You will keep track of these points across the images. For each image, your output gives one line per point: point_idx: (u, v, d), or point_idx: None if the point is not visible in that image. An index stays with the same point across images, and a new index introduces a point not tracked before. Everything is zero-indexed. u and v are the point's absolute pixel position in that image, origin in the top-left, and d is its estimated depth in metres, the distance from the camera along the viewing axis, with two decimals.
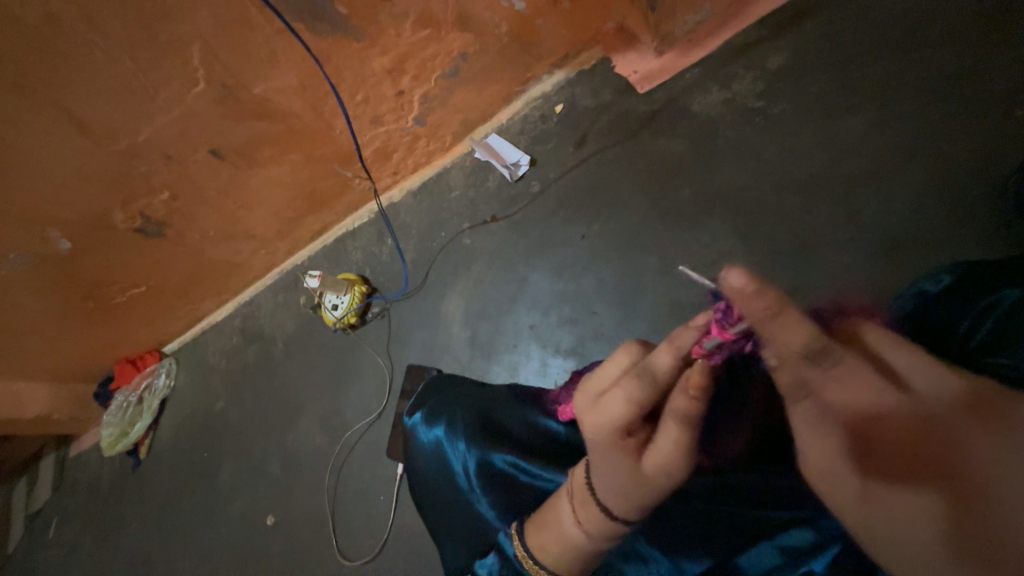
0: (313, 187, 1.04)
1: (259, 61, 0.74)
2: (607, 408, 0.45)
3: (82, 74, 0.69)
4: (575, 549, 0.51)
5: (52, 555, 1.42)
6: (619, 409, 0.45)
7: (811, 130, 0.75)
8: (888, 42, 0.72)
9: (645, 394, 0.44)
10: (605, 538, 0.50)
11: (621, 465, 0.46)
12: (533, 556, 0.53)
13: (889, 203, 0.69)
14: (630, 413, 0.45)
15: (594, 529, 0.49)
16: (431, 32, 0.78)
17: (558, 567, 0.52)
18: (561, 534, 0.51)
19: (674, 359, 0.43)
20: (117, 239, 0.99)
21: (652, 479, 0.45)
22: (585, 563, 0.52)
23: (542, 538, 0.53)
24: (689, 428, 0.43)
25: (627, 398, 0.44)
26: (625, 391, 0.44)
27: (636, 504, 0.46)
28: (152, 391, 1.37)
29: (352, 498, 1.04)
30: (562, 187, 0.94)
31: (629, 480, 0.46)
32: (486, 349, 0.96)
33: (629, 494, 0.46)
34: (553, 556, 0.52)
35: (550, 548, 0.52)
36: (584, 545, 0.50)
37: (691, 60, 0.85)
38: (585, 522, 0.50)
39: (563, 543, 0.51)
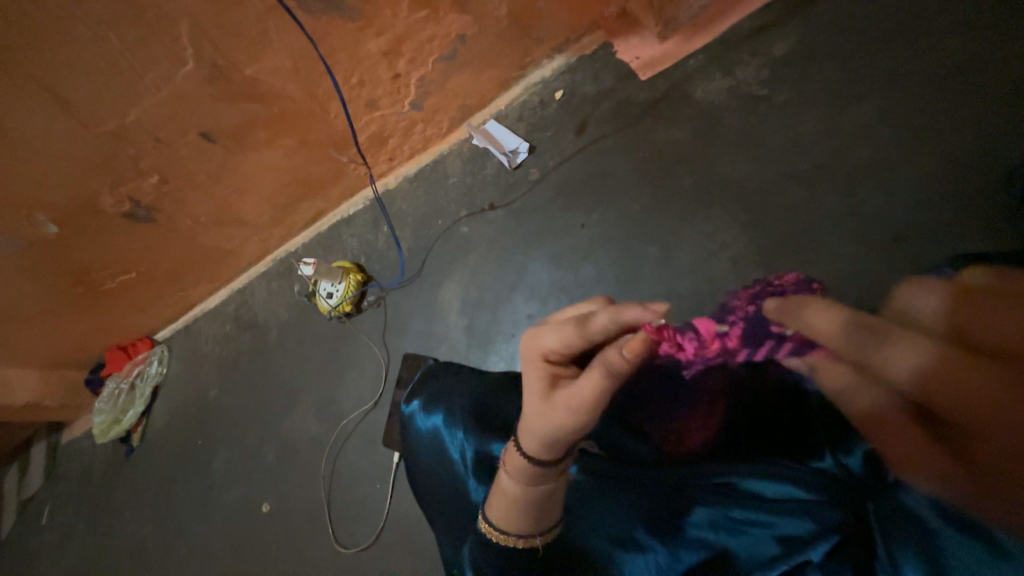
0: (308, 173, 1.02)
1: (250, 40, 0.72)
2: (543, 336, 0.50)
3: (66, 51, 0.66)
4: (510, 500, 0.53)
5: (46, 542, 1.42)
6: (553, 338, 0.49)
7: (815, 120, 0.74)
8: (895, 30, 0.71)
9: (575, 334, 0.47)
10: (521, 479, 0.52)
11: (533, 398, 0.49)
12: (488, 517, 0.56)
13: (890, 198, 0.68)
14: (558, 346, 0.49)
15: (512, 470, 0.52)
16: (428, 12, 0.76)
17: (500, 525, 0.54)
18: (501, 485, 0.54)
19: (609, 321, 0.44)
20: (106, 224, 0.97)
21: (553, 412, 0.47)
22: (522, 524, 0.54)
23: (492, 494, 0.56)
24: (608, 380, 0.44)
25: (561, 333, 0.48)
26: (562, 330, 0.49)
27: (539, 438, 0.49)
28: (144, 379, 1.36)
29: (348, 486, 1.04)
30: (562, 175, 0.92)
31: (535, 411, 0.49)
32: (482, 338, 0.95)
33: (532, 425, 0.49)
34: (498, 512, 0.54)
35: (497, 506, 0.55)
36: (513, 494, 0.53)
37: (694, 46, 0.83)
38: (508, 465, 0.53)
39: (499, 494, 0.54)
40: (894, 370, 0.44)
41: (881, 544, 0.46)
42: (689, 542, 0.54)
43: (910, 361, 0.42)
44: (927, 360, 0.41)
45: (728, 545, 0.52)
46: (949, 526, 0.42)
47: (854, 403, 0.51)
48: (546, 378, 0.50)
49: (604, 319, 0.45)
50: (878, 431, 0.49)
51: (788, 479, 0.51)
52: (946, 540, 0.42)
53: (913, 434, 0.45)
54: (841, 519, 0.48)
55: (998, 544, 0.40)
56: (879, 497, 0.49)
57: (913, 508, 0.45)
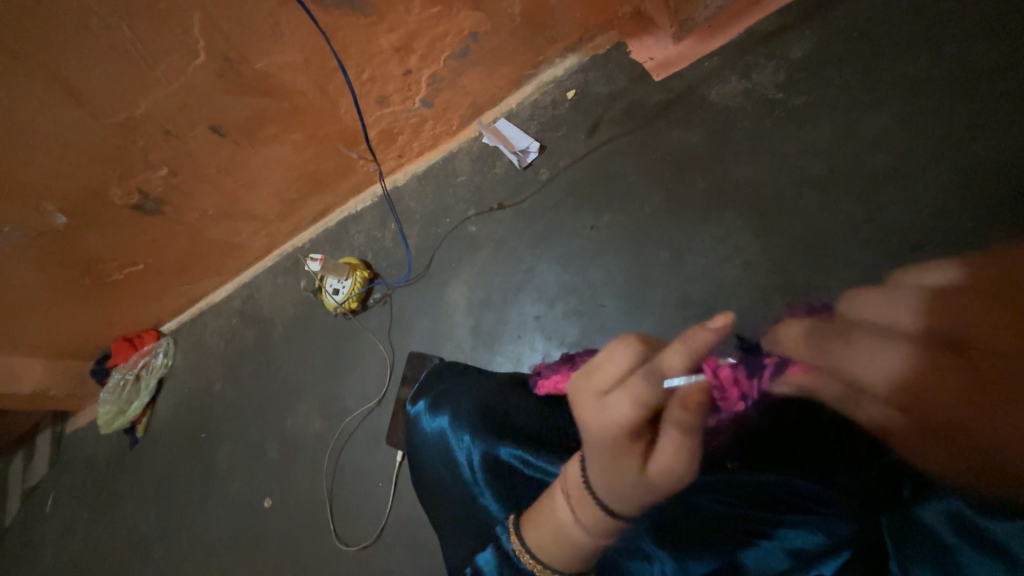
0: (317, 168, 1.02)
1: (262, 33, 0.72)
2: (613, 408, 0.43)
3: (78, 41, 0.66)
4: (574, 546, 0.47)
5: (49, 530, 1.43)
6: (628, 408, 0.42)
7: (832, 125, 0.73)
8: (918, 35, 0.70)
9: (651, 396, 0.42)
10: (606, 537, 0.46)
11: (627, 475, 0.43)
12: (535, 556, 0.49)
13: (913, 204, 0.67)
14: (636, 414, 0.42)
15: (593, 528, 0.46)
16: (441, 9, 0.75)
17: (554, 565, 0.48)
18: (559, 533, 0.48)
19: (686, 358, 0.42)
20: (114, 216, 0.97)
21: (656, 489, 0.43)
22: (585, 562, 0.49)
23: (539, 534, 0.50)
24: (694, 436, 0.42)
25: (635, 401, 0.42)
26: (631, 391, 0.42)
27: (639, 500, 0.43)
28: (149, 370, 1.36)
29: (351, 482, 1.04)
30: (572, 175, 0.91)
31: (637, 492, 0.43)
32: (488, 339, 0.95)
33: (635, 506, 0.44)
34: (551, 552, 0.48)
35: (561, 556, 0.48)
36: (591, 547, 0.47)
37: (710, 47, 0.82)
38: (586, 522, 0.46)
39: (565, 546, 0.48)
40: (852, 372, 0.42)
41: (894, 560, 0.45)
42: (696, 552, 0.53)
43: (876, 375, 0.39)
44: (892, 362, 0.37)
45: (739, 553, 0.51)
46: (968, 543, 0.41)
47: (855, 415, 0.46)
48: (632, 453, 0.43)
49: (677, 362, 0.42)
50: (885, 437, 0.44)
51: (799, 484, 0.51)
52: (962, 555, 0.41)
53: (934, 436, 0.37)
54: (855, 533, 0.48)
55: (1013, 557, 0.39)
56: (890, 510, 0.48)
57: (929, 522, 0.44)
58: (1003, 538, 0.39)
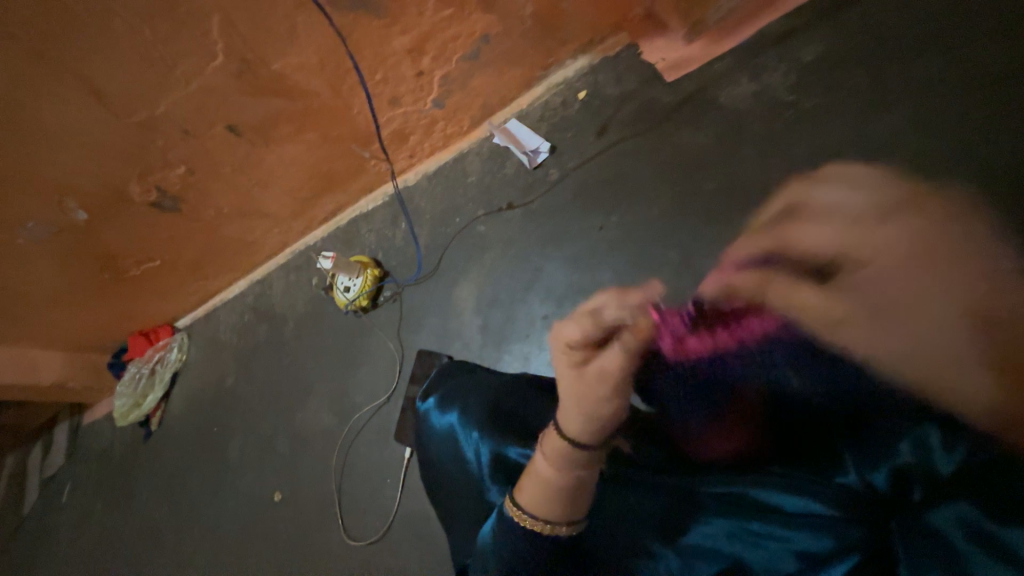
0: (329, 167, 1.03)
1: (278, 35, 0.73)
2: (567, 334, 0.50)
3: (102, 43, 0.68)
4: (546, 486, 0.54)
5: (66, 519, 1.46)
6: (579, 335, 0.50)
7: (844, 127, 0.72)
8: (933, 36, 0.69)
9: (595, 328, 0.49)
10: (569, 468, 0.53)
11: (575, 390, 0.52)
12: (518, 503, 0.56)
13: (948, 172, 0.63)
14: (585, 339, 0.50)
15: (555, 458, 0.54)
16: (454, 11, 0.76)
17: (532, 509, 0.55)
18: (536, 475, 0.55)
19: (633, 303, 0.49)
20: (133, 213, 0.99)
21: (596, 397, 0.51)
22: (563, 505, 0.54)
23: (523, 484, 0.57)
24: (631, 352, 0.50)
25: (582, 329, 0.49)
26: (585, 321, 0.50)
27: (582, 415, 0.52)
28: (164, 364, 1.39)
29: (360, 478, 1.05)
30: (581, 176, 0.92)
31: (581, 400, 0.51)
32: (497, 337, 0.95)
33: (580, 416, 0.52)
34: (529, 495, 0.55)
35: (537, 499, 0.55)
36: (559, 486, 0.54)
37: (721, 49, 0.82)
38: (550, 454, 0.54)
39: (537, 486, 0.55)
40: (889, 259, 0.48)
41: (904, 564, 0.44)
42: (702, 551, 0.53)
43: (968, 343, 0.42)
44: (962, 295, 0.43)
45: (742, 556, 0.51)
46: (979, 549, 0.41)
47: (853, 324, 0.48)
48: (581, 371, 0.51)
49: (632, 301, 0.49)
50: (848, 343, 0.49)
51: (806, 492, 0.49)
52: (973, 563, 0.40)
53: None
54: (864, 536, 0.47)
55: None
56: (903, 516, 0.46)
57: (938, 527, 0.43)
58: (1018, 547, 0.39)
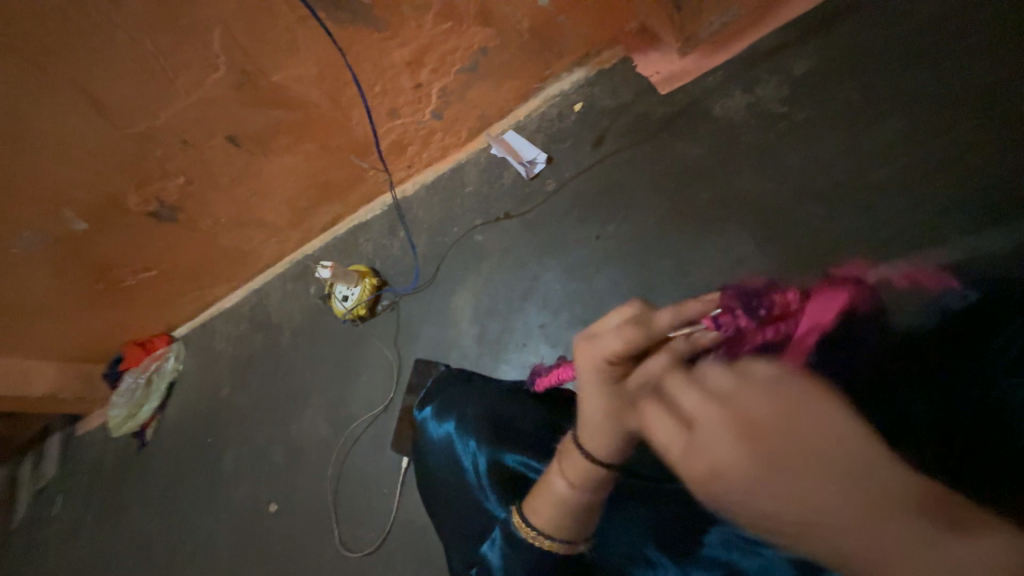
0: (328, 177, 1.04)
1: (279, 48, 0.74)
2: (604, 342, 0.49)
3: (104, 55, 0.69)
4: (566, 506, 0.52)
5: (55, 533, 1.44)
6: (619, 342, 0.49)
7: (834, 138, 0.74)
8: (918, 51, 0.71)
9: (641, 338, 0.48)
10: (592, 491, 0.50)
11: (611, 402, 0.49)
12: (536, 529, 0.53)
13: None
14: (625, 347, 0.48)
15: (577, 478, 0.51)
16: (452, 24, 0.77)
17: (550, 531, 0.53)
18: (551, 496, 0.52)
19: (677, 316, 0.49)
20: (130, 222, 0.99)
21: (632, 407, 0.48)
22: (582, 523, 0.52)
23: (537, 504, 0.54)
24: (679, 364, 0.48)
25: (624, 337, 0.48)
26: (628, 332, 0.48)
27: (613, 434, 0.49)
28: (158, 374, 1.38)
29: (356, 488, 1.04)
30: (577, 186, 0.93)
31: (612, 416, 0.49)
32: (494, 347, 0.95)
33: (609, 434, 0.49)
34: (546, 516, 0.53)
35: (560, 521, 0.52)
36: (580, 506, 0.51)
37: (714, 62, 0.84)
38: (570, 474, 0.51)
39: (557, 507, 0.52)
40: (748, 469, 0.32)
41: None
42: (704, 564, 0.52)
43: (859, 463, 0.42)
44: None
45: (743, 569, 0.50)
46: None
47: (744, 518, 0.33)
48: (615, 383, 0.50)
49: (670, 317, 0.49)
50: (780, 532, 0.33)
51: None
52: None
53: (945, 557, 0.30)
54: None
55: None
56: None
57: None
58: None
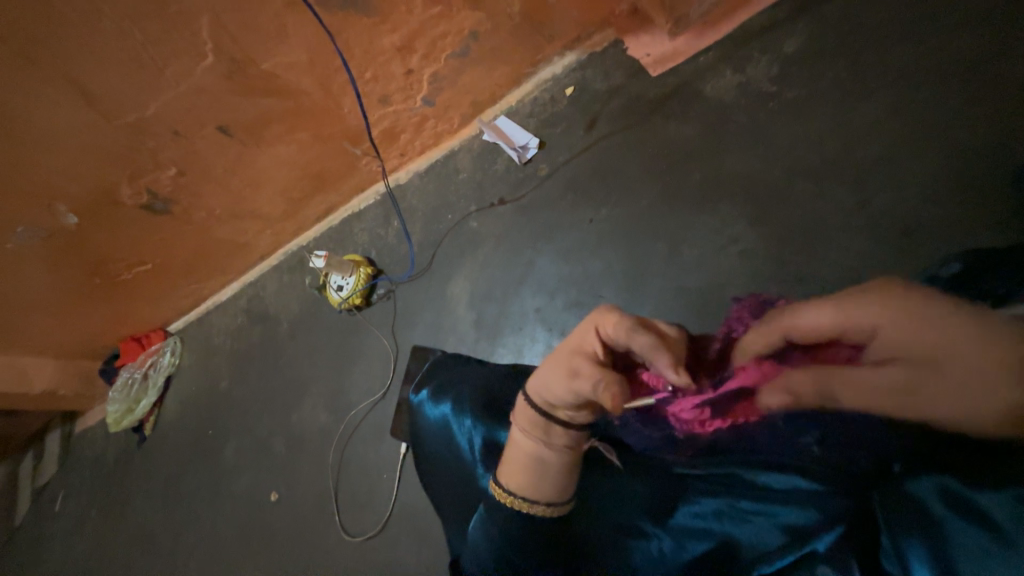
0: (321, 167, 1.04)
1: (268, 35, 0.74)
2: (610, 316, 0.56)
3: (90, 45, 0.69)
4: (522, 457, 0.58)
5: (59, 528, 1.44)
6: (616, 325, 0.54)
7: (823, 116, 0.74)
8: (906, 27, 0.71)
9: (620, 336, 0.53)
10: (539, 438, 0.57)
11: (561, 354, 0.57)
12: (501, 483, 0.59)
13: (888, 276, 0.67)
14: (615, 332, 0.54)
15: (526, 425, 0.58)
16: (442, 9, 0.77)
17: (511, 485, 0.58)
18: (513, 450, 0.59)
19: (648, 348, 0.51)
20: (123, 216, 0.99)
21: (563, 366, 0.56)
22: (537, 478, 0.57)
23: (504, 461, 0.60)
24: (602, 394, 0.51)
25: (618, 325, 0.54)
26: (625, 322, 0.54)
27: (541, 380, 0.58)
28: (157, 369, 1.38)
29: (356, 474, 1.05)
30: (570, 170, 0.93)
31: (550, 365, 0.58)
32: (490, 331, 0.96)
33: (540, 373, 0.59)
34: (508, 469, 0.59)
35: (516, 473, 0.58)
36: (530, 454, 0.57)
37: (705, 43, 0.84)
38: (522, 423, 0.59)
39: (514, 457, 0.58)
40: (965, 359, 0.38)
41: (884, 535, 0.43)
42: (693, 531, 0.53)
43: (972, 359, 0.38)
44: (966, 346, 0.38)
45: (731, 534, 0.51)
46: (961, 518, 0.39)
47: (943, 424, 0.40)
48: (582, 343, 0.57)
49: (644, 341, 0.51)
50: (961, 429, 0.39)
51: (794, 471, 0.48)
52: (948, 526, 0.40)
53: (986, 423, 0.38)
54: (846, 509, 0.46)
55: (996, 527, 0.37)
56: (882, 488, 0.45)
57: (917, 493, 0.42)
58: (997, 514, 0.38)
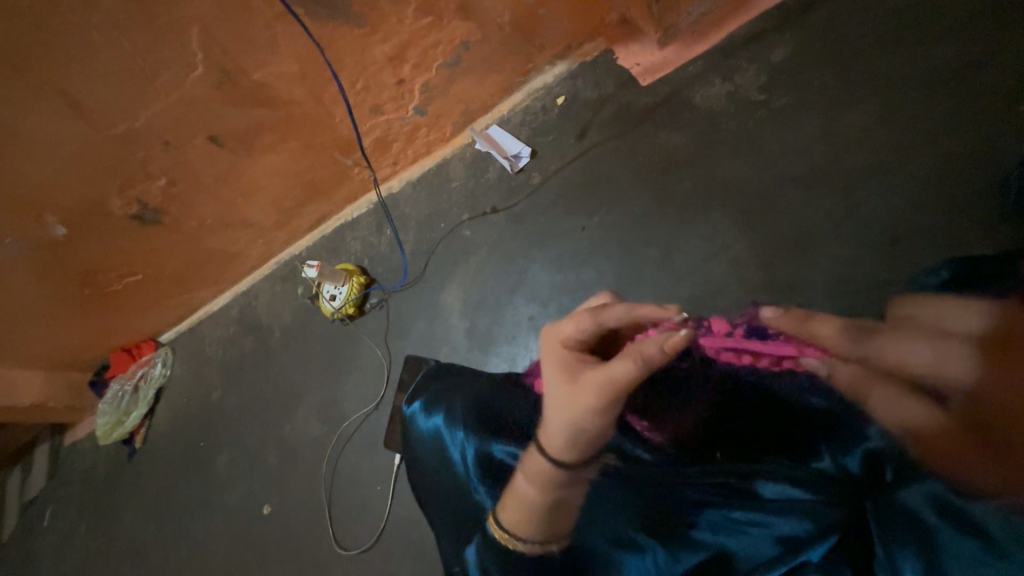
0: (313, 175, 1.03)
1: (259, 46, 0.74)
2: (564, 326, 0.57)
3: (78, 55, 0.68)
4: (530, 506, 0.57)
5: (47, 544, 1.42)
6: (573, 326, 0.56)
7: (812, 124, 0.75)
8: (891, 37, 0.72)
9: (589, 327, 0.55)
10: (549, 485, 0.57)
11: (558, 381, 0.56)
12: (502, 525, 0.58)
13: (878, 285, 0.67)
14: (576, 331, 0.56)
15: (534, 474, 0.57)
16: (433, 19, 0.77)
17: (519, 532, 0.57)
18: (519, 500, 0.58)
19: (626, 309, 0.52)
20: (113, 226, 0.98)
21: (580, 395, 0.53)
22: (546, 525, 0.57)
23: (506, 506, 0.59)
24: (639, 364, 0.49)
25: (576, 326, 0.56)
26: (580, 321, 0.55)
27: (566, 425, 0.55)
28: (147, 380, 1.37)
29: (349, 486, 1.04)
30: (563, 178, 0.93)
31: (561, 401, 0.55)
32: (484, 340, 0.96)
33: (557, 419, 0.55)
34: (513, 517, 0.58)
35: (525, 521, 0.57)
36: (541, 504, 0.57)
37: (694, 52, 0.84)
38: (530, 471, 0.58)
39: (521, 507, 0.57)
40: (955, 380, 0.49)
41: (879, 543, 0.48)
42: (687, 542, 0.54)
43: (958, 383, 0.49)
44: (958, 370, 0.48)
45: (726, 544, 0.53)
46: (955, 529, 0.45)
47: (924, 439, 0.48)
48: (570, 362, 0.56)
49: (617, 308, 0.52)
50: (936, 452, 0.48)
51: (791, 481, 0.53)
52: (942, 536, 0.45)
53: (951, 434, 0.47)
54: (838, 518, 0.50)
55: (989, 536, 0.43)
56: (874, 497, 0.50)
57: (910, 503, 0.48)
58: (983, 522, 0.44)
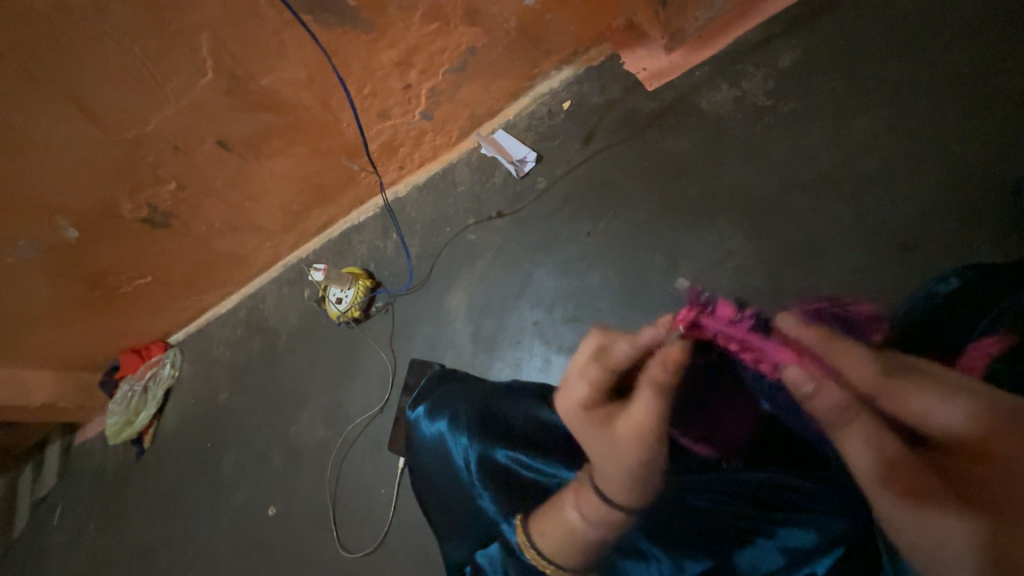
0: (321, 179, 1.04)
1: (267, 52, 0.75)
2: (575, 386, 0.54)
3: (90, 62, 0.70)
4: (578, 540, 0.53)
5: (57, 542, 1.44)
6: (583, 386, 0.53)
7: (820, 130, 0.74)
8: (901, 43, 0.71)
9: (601, 376, 0.53)
10: (603, 525, 0.52)
11: (597, 439, 0.51)
12: (541, 552, 0.55)
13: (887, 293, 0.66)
14: (587, 387, 0.53)
15: (594, 515, 0.52)
16: (439, 26, 0.78)
17: (556, 558, 0.54)
18: (564, 529, 0.53)
19: (630, 348, 0.52)
20: (123, 229, 1.00)
21: (620, 448, 0.49)
22: (586, 555, 0.54)
23: (543, 526, 0.55)
24: (660, 394, 0.48)
25: (587, 380, 0.53)
26: (586, 377, 0.53)
27: (623, 480, 0.50)
28: (156, 381, 1.38)
29: (354, 489, 1.04)
30: (569, 183, 0.93)
31: (608, 458, 0.50)
32: (488, 345, 0.96)
33: (612, 476, 0.50)
34: (552, 543, 0.54)
35: (568, 552, 0.54)
36: (592, 540, 0.53)
37: (701, 58, 0.84)
38: (584, 506, 0.52)
39: (564, 535, 0.53)
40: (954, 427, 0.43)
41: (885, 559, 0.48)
42: (693, 550, 0.55)
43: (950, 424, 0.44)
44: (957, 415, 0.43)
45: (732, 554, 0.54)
46: None
47: (898, 481, 0.42)
48: (597, 420, 0.52)
49: (624, 346, 0.53)
50: (906, 490, 0.42)
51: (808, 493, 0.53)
52: None
53: (919, 471, 0.42)
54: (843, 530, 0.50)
55: None
56: None
57: None
58: None
